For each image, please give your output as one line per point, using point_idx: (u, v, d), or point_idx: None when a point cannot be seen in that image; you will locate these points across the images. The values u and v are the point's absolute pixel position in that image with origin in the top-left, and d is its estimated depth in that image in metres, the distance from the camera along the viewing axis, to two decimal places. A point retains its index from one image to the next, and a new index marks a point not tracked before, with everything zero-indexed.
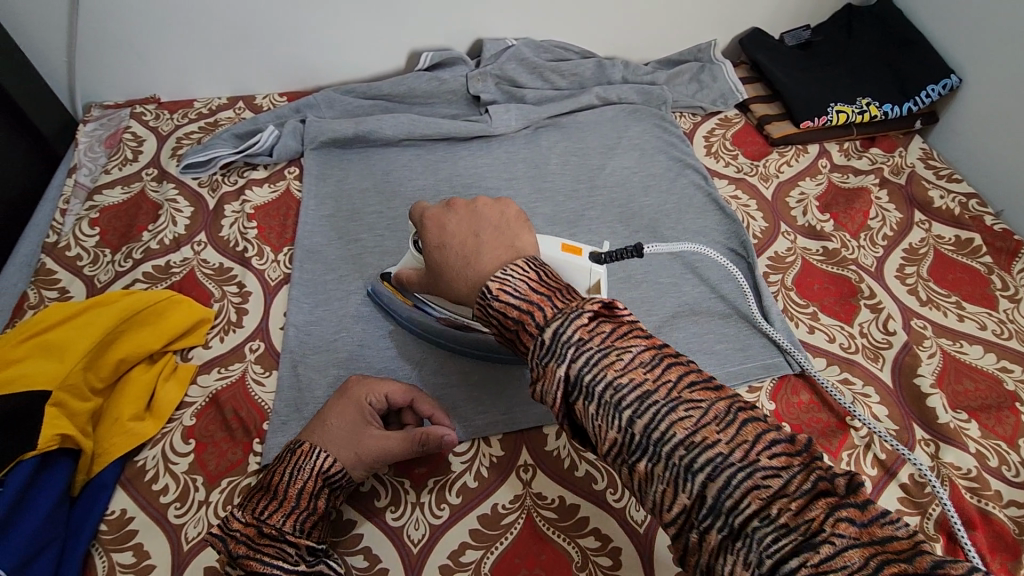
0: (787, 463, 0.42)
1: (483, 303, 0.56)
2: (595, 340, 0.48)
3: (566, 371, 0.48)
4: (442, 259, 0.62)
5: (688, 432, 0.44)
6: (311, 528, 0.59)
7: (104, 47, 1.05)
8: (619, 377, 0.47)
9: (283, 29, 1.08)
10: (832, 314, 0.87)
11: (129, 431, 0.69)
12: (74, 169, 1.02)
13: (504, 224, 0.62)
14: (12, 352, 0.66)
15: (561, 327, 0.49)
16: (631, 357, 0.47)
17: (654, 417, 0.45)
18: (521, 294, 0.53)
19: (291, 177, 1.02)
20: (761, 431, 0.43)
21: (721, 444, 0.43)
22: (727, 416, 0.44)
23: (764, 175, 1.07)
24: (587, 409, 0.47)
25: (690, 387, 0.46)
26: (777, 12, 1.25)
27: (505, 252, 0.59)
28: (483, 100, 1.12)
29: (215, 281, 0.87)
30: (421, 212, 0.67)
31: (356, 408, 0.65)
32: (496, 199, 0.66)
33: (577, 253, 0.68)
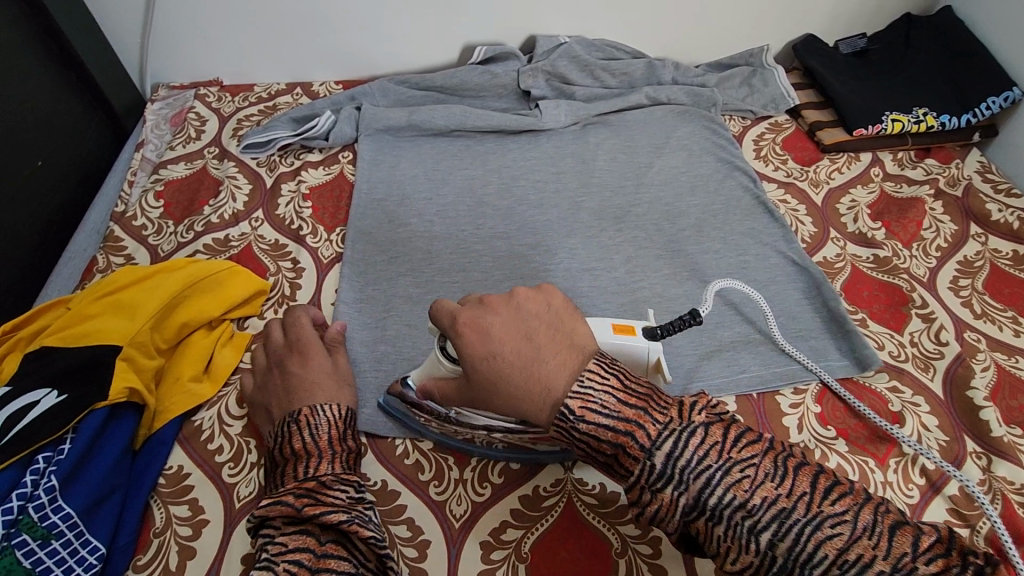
0: (945, 567, 0.43)
1: (564, 426, 0.51)
2: (713, 456, 0.47)
3: (686, 496, 0.47)
4: (497, 372, 0.54)
5: (838, 551, 0.44)
6: (353, 465, 0.63)
7: (175, 29, 1.09)
8: (751, 498, 0.46)
9: (345, 19, 1.12)
10: (881, 321, 0.86)
11: (188, 391, 0.71)
12: (142, 144, 1.07)
13: (557, 321, 0.56)
14: (88, 308, 0.70)
15: (674, 448, 0.47)
16: (756, 472, 0.47)
17: (798, 539, 0.45)
18: (611, 412, 0.49)
19: (345, 161, 1.05)
20: (909, 537, 0.44)
21: (881, 561, 0.43)
22: (874, 527, 0.45)
23: (814, 180, 1.06)
24: (715, 530, 0.47)
25: (829, 498, 0.46)
26: (833, 20, 1.24)
27: (570, 354, 0.53)
28: (534, 95, 1.13)
29: (271, 257, 0.90)
30: (450, 316, 0.58)
31: (314, 346, 0.72)
32: (536, 290, 0.59)
33: (632, 331, 0.63)
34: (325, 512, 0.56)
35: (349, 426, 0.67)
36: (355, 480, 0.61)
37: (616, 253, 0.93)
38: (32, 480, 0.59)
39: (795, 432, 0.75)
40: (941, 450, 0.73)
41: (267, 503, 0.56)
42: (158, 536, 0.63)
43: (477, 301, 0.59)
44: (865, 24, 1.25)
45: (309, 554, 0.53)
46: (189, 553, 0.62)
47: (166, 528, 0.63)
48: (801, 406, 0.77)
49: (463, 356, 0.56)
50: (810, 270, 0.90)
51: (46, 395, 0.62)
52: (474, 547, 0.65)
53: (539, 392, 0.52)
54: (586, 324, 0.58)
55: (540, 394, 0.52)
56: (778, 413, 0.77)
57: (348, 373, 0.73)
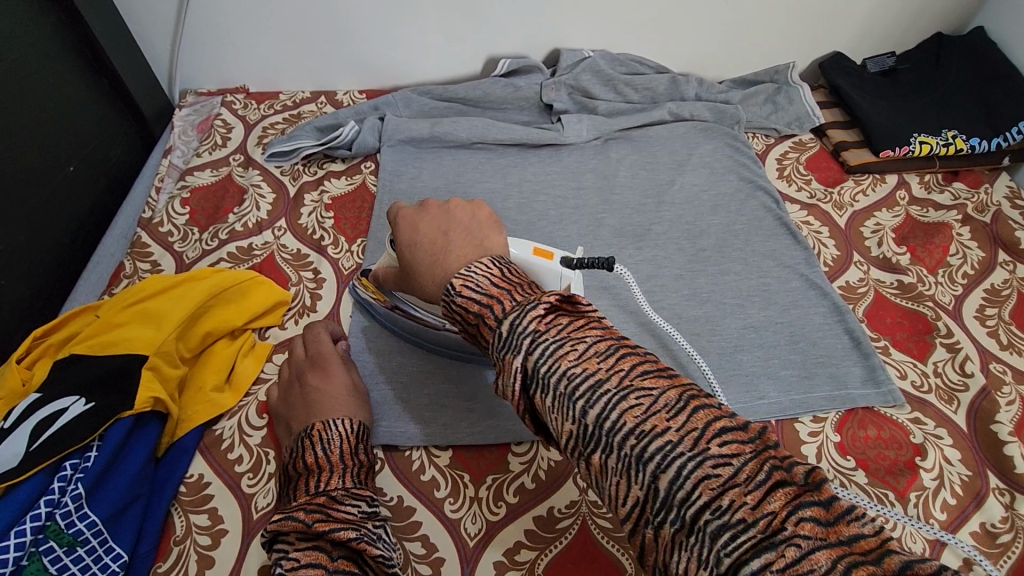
0: (740, 452, 0.39)
1: (447, 301, 0.55)
2: (551, 331, 0.46)
3: (519, 363, 0.46)
4: (412, 259, 0.63)
5: (639, 421, 0.42)
6: (364, 480, 0.64)
7: (204, 37, 1.11)
8: (573, 367, 0.44)
9: (370, 29, 1.13)
10: (904, 350, 0.85)
11: (210, 400, 0.73)
12: (170, 150, 1.09)
13: (476, 225, 0.63)
14: (116, 316, 0.72)
15: (516, 320, 0.48)
16: (586, 347, 0.45)
17: (605, 408, 0.43)
18: (483, 289, 0.53)
19: (367, 171, 1.06)
20: (714, 419, 0.41)
21: (673, 432, 0.40)
22: (679, 404, 0.42)
23: (838, 203, 1.04)
24: (544, 401, 0.45)
25: (645, 376, 0.44)
26: (861, 37, 1.22)
27: (474, 248, 0.60)
28: (556, 109, 1.13)
29: (293, 266, 0.91)
30: (396, 215, 0.70)
31: (334, 358, 0.74)
32: (471, 203, 0.67)
33: (548, 256, 0.68)
34: (336, 528, 0.56)
35: (362, 441, 0.68)
36: (365, 495, 0.62)
37: (636, 272, 0.93)
38: (60, 487, 0.60)
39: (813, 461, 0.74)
40: (963, 486, 0.72)
41: (278, 520, 0.56)
42: (177, 544, 0.64)
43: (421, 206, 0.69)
44: (894, 43, 1.24)
45: (321, 569, 0.52)
46: (208, 563, 0.63)
47: (185, 537, 0.64)
48: (820, 435, 0.76)
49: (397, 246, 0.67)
50: (832, 295, 0.89)
51: (75, 403, 0.64)
52: (488, 567, 0.65)
53: (436, 271, 0.60)
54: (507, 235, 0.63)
55: (437, 272, 0.60)
56: (797, 441, 0.76)
57: (364, 388, 0.74)
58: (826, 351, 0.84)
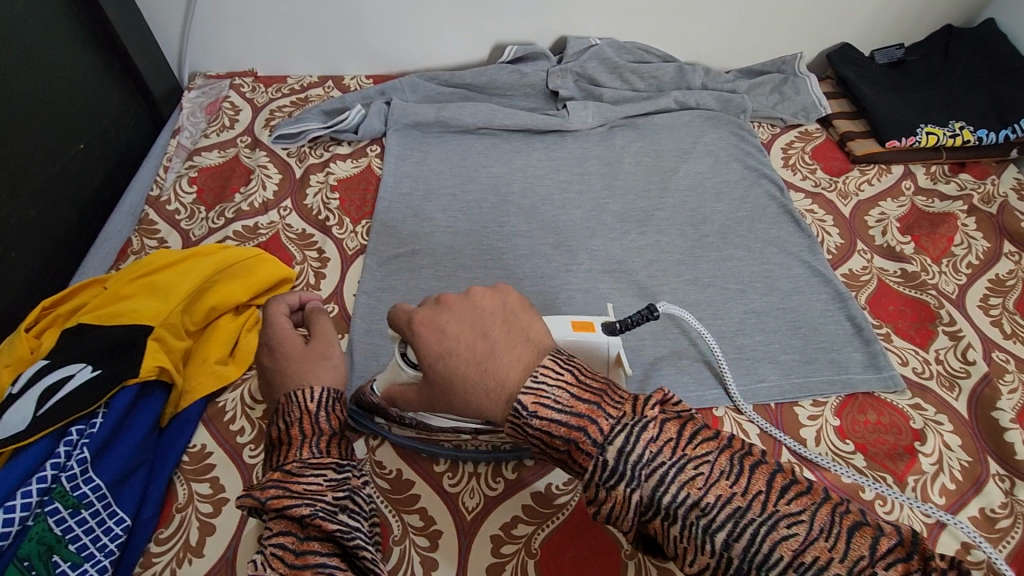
0: (906, 573, 0.40)
1: (519, 423, 0.49)
2: (666, 452, 0.45)
3: (638, 495, 0.44)
4: (449, 369, 0.54)
5: (794, 552, 0.41)
6: (329, 448, 0.62)
7: (213, 20, 1.12)
8: (705, 496, 0.43)
9: (379, 15, 1.13)
10: (906, 337, 0.84)
11: (214, 372, 0.74)
12: (178, 131, 1.10)
13: (512, 316, 0.56)
14: (123, 288, 0.72)
15: (626, 443, 0.45)
16: (711, 469, 0.44)
17: (753, 540, 0.42)
18: (564, 407, 0.48)
19: (372, 154, 1.06)
20: (868, 539, 0.41)
21: (837, 564, 0.40)
22: (832, 527, 0.42)
23: (842, 192, 1.04)
24: (670, 531, 0.44)
25: (785, 497, 0.43)
26: (869, 29, 1.22)
27: (524, 349, 0.53)
28: (562, 95, 1.14)
29: (298, 245, 0.92)
30: (408, 318, 0.58)
31: (286, 333, 0.72)
32: (493, 288, 0.59)
33: (591, 327, 0.65)
34: (290, 504, 0.54)
35: (329, 407, 0.65)
36: (329, 464, 0.60)
37: (639, 256, 0.93)
38: (66, 451, 0.61)
39: (812, 444, 0.74)
40: (963, 471, 0.72)
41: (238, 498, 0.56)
42: (179, 511, 0.65)
43: (435, 300, 0.59)
44: (903, 34, 1.23)
45: (292, 538, 0.54)
46: (209, 530, 0.64)
47: (187, 504, 0.65)
48: (819, 418, 0.76)
49: (421, 354, 0.56)
50: (834, 281, 0.89)
51: (80, 369, 0.65)
52: (485, 540, 0.65)
53: (493, 387, 0.52)
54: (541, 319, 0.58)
55: (494, 389, 0.52)
56: (795, 424, 0.76)
57: (330, 351, 0.72)
58: (827, 336, 0.84)
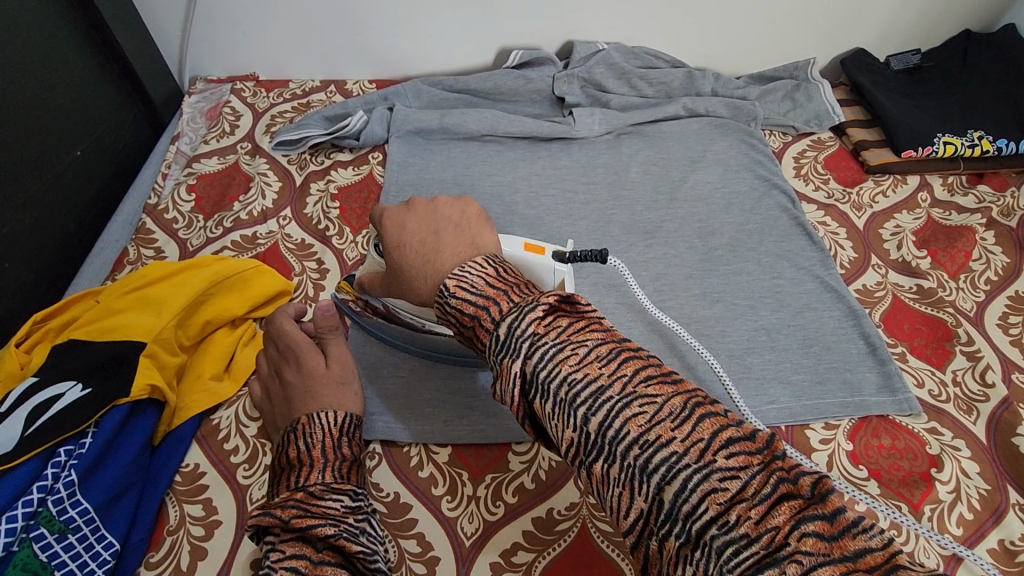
0: (747, 464, 0.39)
1: (441, 303, 0.55)
2: (550, 334, 0.46)
3: (519, 367, 0.46)
4: (401, 259, 0.62)
5: (642, 430, 0.41)
6: (348, 474, 0.62)
7: (215, 24, 1.10)
8: (574, 372, 0.44)
9: (383, 19, 1.12)
10: (922, 357, 0.82)
11: (209, 389, 0.72)
12: (177, 137, 1.08)
13: (466, 223, 0.63)
14: (116, 302, 0.71)
15: (515, 322, 0.48)
16: (587, 351, 0.45)
17: (608, 416, 0.42)
18: (478, 291, 0.53)
19: (374, 162, 1.04)
20: (720, 429, 0.41)
21: (678, 443, 0.40)
22: (683, 412, 0.42)
23: (856, 203, 1.01)
24: (544, 409, 0.45)
25: (648, 383, 0.44)
26: (885, 33, 1.19)
27: (466, 249, 0.59)
28: (568, 102, 1.12)
29: (296, 256, 0.90)
30: (379, 215, 0.68)
31: (306, 348, 0.70)
32: (456, 199, 0.67)
33: (541, 252, 0.66)
34: (315, 524, 0.54)
35: (349, 434, 0.66)
36: (348, 489, 0.60)
37: (645, 270, 0.91)
38: (54, 473, 0.60)
39: (825, 470, 0.71)
40: (981, 500, 0.69)
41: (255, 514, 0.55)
42: (171, 534, 0.63)
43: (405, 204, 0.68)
44: (920, 39, 1.20)
45: (306, 561, 0.52)
46: (201, 554, 0.62)
47: (179, 527, 0.64)
48: (831, 443, 0.74)
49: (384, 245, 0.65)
50: (848, 298, 0.87)
51: (70, 388, 0.63)
52: (483, 568, 0.63)
53: (431, 274, 0.59)
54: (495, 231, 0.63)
55: (431, 275, 0.59)
56: (807, 448, 0.73)
57: (347, 373, 0.70)
58: (840, 356, 0.81)
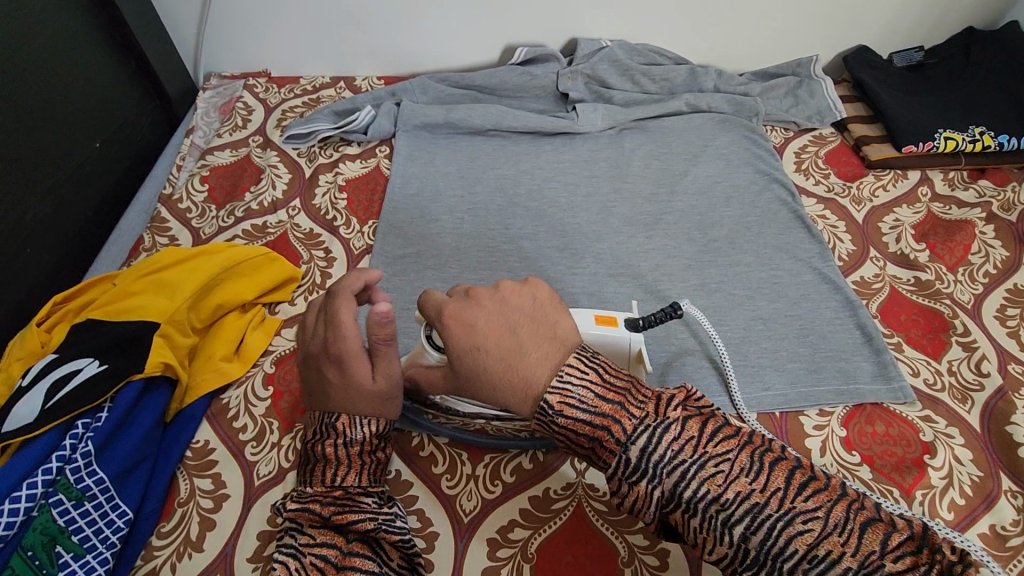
0: (912, 564, 0.45)
1: (545, 420, 0.56)
2: (688, 451, 0.51)
3: (660, 489, 0.51)
4: (479, 360, 0.59)
5: (808, 546, 0.47)
6: (379, 474, 0.64)
7: (229, 21, 1.14)
8: (724, 491, 0.49)
9: (391, 18, 1.15)
10: (918, 347, 0.82)
11: (219, 369, 0.75)
12: (192, 131, 1.11)
13: (541, 314, 0.62)
14: (132, 285, 0.74)
15: (649, 443, 0.52)
16: (730, 466, 0.50)
17: (769, 533, 0.47)
18: (589, 407, 0.54)
19: (381, 155, 1.07)
20: (877, 533, 0.46)
21: (848, 557, 0.45)
22: (844, 523, 0.47)
23: (856, 197, 1.02)
24: (690, 522, 0.51)
25: (802, 495, 0.49)
26: (887, 31, 1.20)
27: (551, 346, 0.58)
28: (571, 97, 1.14)
29: (305, 245, 0.93)
30: (437, 307, 0.63)
31: (355, 350, 0.62)
32: (522, 284, 0.65)
33: (612, 323, 0.69)
34: (351, 520, 0.58)
35: (385, 436, 0.66)
36: (379, 489, 0.63)
37: (644, 260, 0.92)
38: (71, 444, 0.62)
39: (817, 454, 0.73)
40: (973, 486, 0.70)
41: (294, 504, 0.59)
42: (181, 506, 0.66)
43: (464, 294, 0.64)
44: (922, 36, 1.21)
45: (336, 551, 0.56)
46: (209, 525, 0.64)
47: (189, 499, 0.66)
48: (825, 428, 0.75)
49: (449, 345, 0.61)
50: (845, 289, 0.88)
51: (88, 364, 0.66)
52: (481, 543, 0.65)
53: (521, 385, 0.57)
54: (569, 316, 0.63)
55: (522, 387, 0.57)
56: (800, 434, 0.74)
57: (392, 387, 0.64)
58: (834, 345, 0.82)
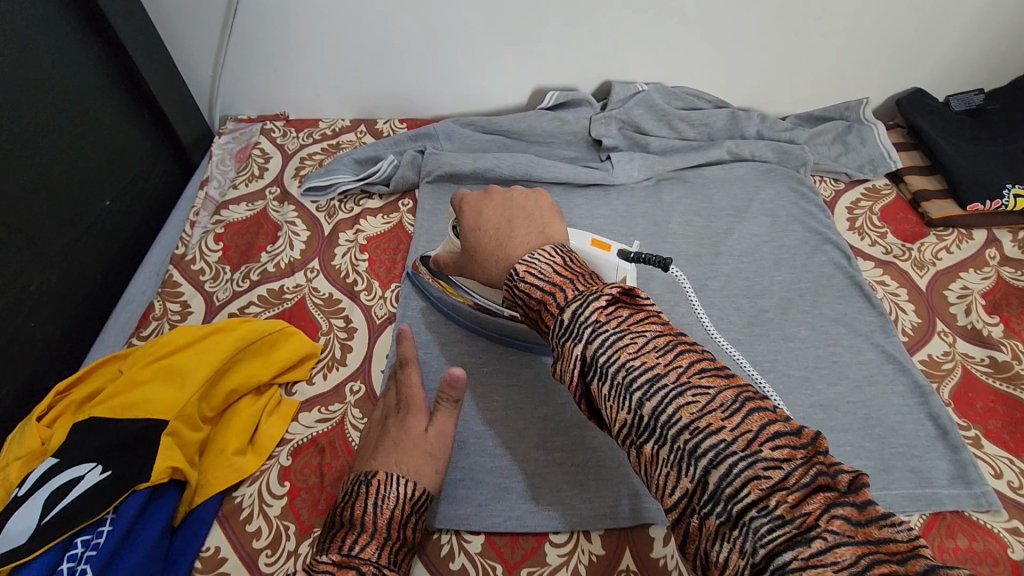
0: (790, 455, 0.40)
1: (511, 284, 0.60)
2: (612, 323, 0.50)
3: (581, 352, 0.50)
4: (477, 242, 0.69)
5: (693, 417, 0.43)
6: (400, 561, 0.58)
7: (247, 64, 1.09)
8: (631, 359, 0.47)
9: (416, 60, 1.09)
10: (998, 442, 0.75)
11: (232, 464, 0.69)
12: (206, 181, 1.06)
13: (538, 213, 0.68)
14: (139, 373, 0.68)
15: (579, 308, 0.51)
16: (645, 341, 0.48)
17: (662, 401, 0.45)
18: (546, 277, 0.57)
19: (404, 209, 1.02)
20: (768, 422, 0.42)
21: (726, 431, 0.42)
22: (733, 404, 0.43)
23: (918, 261, 0.94)
24: (602, 390, 0.48)
25: (702, 373, 0.46)
26: (945, 74, 1.12)
27: (536, 235, 0.65)
28: (605, 145, 1.07)
29: (324, 312, 0.87)
30: (460, 200, 0.74)
31: (417, 406, 0.67)
32: (533, 192, 0.72)
33: (606, 248, 0.74)
34: None
35: (418, 511, 0.61)
36: None
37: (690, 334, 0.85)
38: (69, 567, 0.57)
39: None
40: None
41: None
42: None
43: (485, 192, 0.74)
44: (983, 79, 1.13)
45: None
46: None
47: None
48: None
49: (461, 227, 0.72)
50: (913, 371, 0.80)
51: (91, 470, 0.61)
52: None
53: (503, 258, 0.65)
54: (564, 221, 0.69)
55: (502, 259, 0.65)
56: None
57: (439, 446, 0.65)
58: (905, 439, 0.74)
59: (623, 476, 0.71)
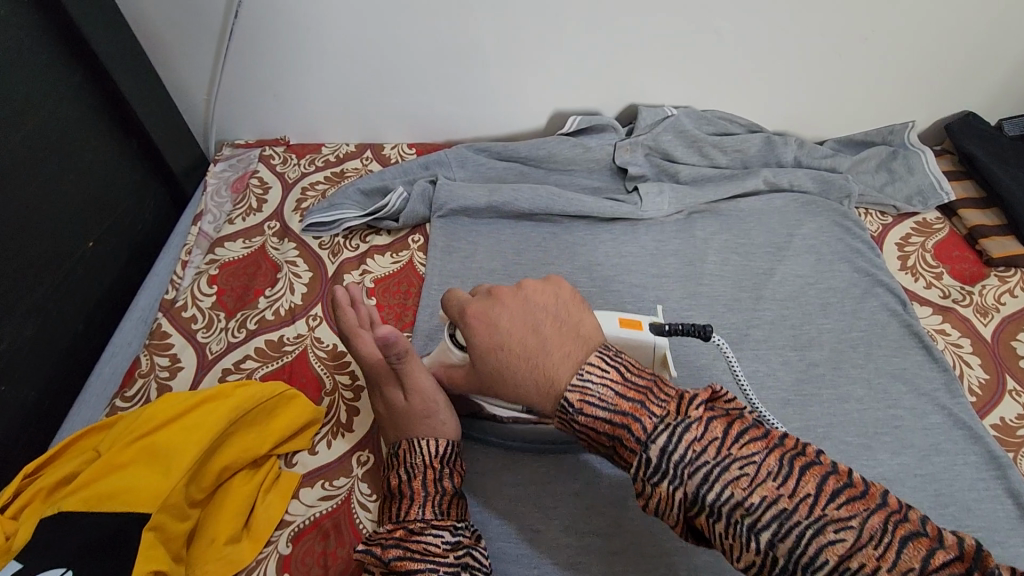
0: None
1: (566, 417, 0.54)
2: (710, 451, 0.46)
3: (682, 491, 0.46)
4: (500, 358, 0.60)
5: (840, 558, 0.41)
6: (449, 508, 0.60)
7: (246, 88, 1.01)
8: (749, 496, 0.44)
9: (426, 82, 1.01)
10: None
11: (224, 556, 0.61)
12: (201, 215, 0.98)
13: (563, 312, 0.61)
14: (119, 455, 0.60)
15: (669, 440, 0.47)
16: (756, 470, 0.45)
17: (798, 542, 0.42)
18: (609, 405, 0.52)
19: (415, 246, 0.93)
20: (923, 551, 0.40)
21: (884, 572, 0.39)
22: (883, 536, 0.41)
23: (980, 306, 0.86)
24: (714, 528, 0.45)
25: (835, 501, 0.43)
26: (997, 96, 1.04)
27: (574, 346, 0.57)
28: (631, 174, 0.99)
29: (327, 367, 0.79)
30: (460, 307, 0.65)
31: (384, 373, 0.68)
32: (544, 283, 0.65)
33: (638, 326, 0.67)
34: (413, 565, 0.54)
35: (450, 461, 0.64)
36: (449, 524, 0.59)
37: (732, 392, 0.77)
38: None
39: None
40: None
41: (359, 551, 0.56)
42: None
43: (486, 293, 0.65)
44: None
45: None
46: None
47: None
48: None
49: (471, 344, 0.62)
50: (985, 439, 0.73)
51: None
52: None
53: (544, 382, 0.56)
54: (592, 315, 0.62)
55: (545, 384, 0.56)
56: None
57: (428, 400, 0.66)
58: (982, 521, 0.67)
59: (668, 564, 0.63)
